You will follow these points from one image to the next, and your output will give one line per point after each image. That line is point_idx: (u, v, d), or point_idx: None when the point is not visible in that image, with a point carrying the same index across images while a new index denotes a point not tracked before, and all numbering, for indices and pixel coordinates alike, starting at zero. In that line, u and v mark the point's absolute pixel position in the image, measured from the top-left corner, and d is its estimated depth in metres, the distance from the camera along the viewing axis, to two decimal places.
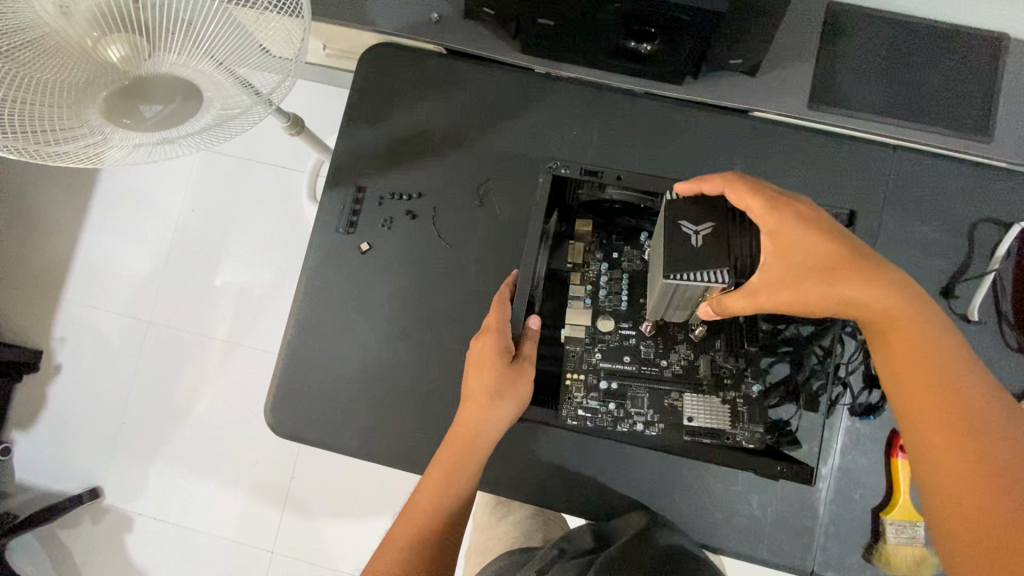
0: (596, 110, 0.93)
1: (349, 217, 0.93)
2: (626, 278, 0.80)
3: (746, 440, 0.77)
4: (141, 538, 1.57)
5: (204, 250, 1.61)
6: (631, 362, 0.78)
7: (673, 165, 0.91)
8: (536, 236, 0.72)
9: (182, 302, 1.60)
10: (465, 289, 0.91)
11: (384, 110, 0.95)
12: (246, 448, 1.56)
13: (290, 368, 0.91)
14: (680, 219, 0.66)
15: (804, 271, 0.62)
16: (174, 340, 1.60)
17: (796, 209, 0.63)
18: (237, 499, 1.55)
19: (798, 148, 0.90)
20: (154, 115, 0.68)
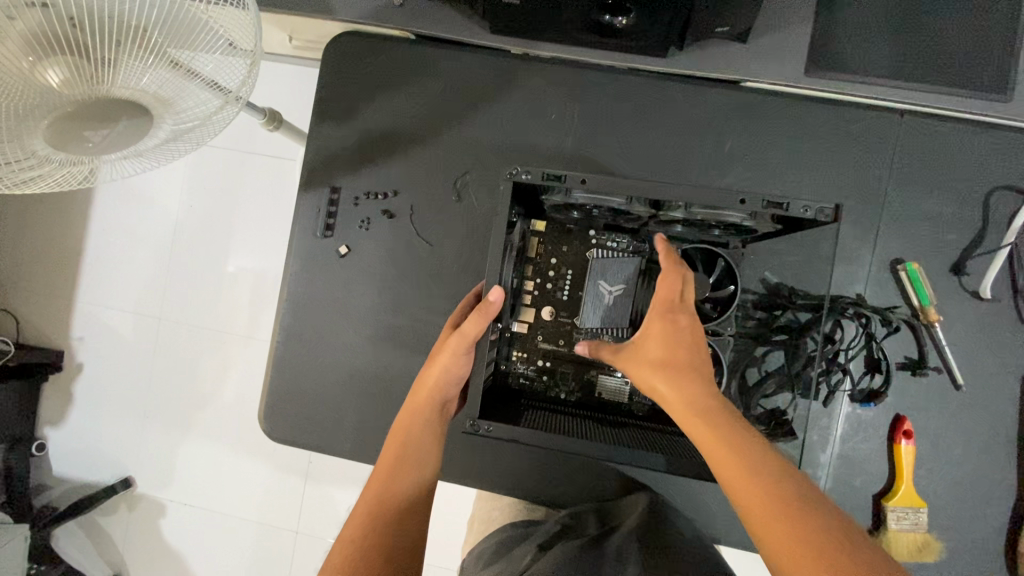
0: (576, 91, 0.88)
1: (325, 219, 0.91)
2: (579, 275, 0.73)
3: (639, 408, 0.76)
4: (174, 523, 1.66)
5: (204, 248, 1.62)
6: (565, 345, 0.74)
7: (661, 146, 0.86)
8: (500, 249, 0.64)
9: (189, 300, 1.63)
10: (446, 288, 0.89)
11: (354, 105, 0.91)
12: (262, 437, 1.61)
13: (280, 374, 0.92)
14: (598, 278, 0.70)
15: (661, 361, 0.62)
16: (184, 337, 1.63)
17: (681, 313, 0.64)
18: (258, 485, 1.61)
19: (795, 120, 0.84)
20: (103, 137, 0.66)
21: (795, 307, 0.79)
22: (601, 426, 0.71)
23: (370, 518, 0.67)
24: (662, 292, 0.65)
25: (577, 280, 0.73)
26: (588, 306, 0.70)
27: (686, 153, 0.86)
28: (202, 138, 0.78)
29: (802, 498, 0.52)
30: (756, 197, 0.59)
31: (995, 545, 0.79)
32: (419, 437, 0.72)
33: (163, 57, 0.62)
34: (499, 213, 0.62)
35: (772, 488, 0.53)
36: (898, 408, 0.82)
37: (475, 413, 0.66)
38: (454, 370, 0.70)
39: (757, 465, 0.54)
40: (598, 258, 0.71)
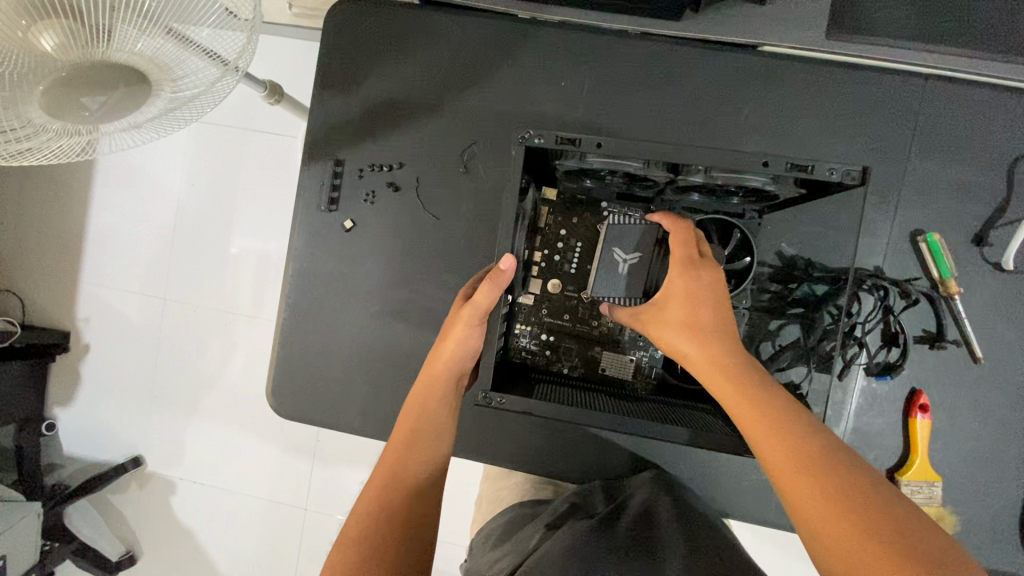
0: (585, 57, 0.85)
1: (329, 193, 0.88)
2: (589, 247, 0.71)
3: (641, 386, 0.75)
4: (185, 501, 1.67)
5: (207, 227, 1.60)
6: (569, 320, 0.73)
7: (674, 115, 0.84)
8: (511, 219, 0.62)
9: (194, 280, 1.62)
10: (454, 263, 0.87)
11: (356, 74, 0.88)
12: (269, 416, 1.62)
13: (288, 351, 0.91)
14: (613, 245, 0.67)
15: (686, 322, 0.60)
16: (189, 318, 1.63)
17: (706, 271, 0.62)
18: (267, 464, 1.62)
19: (814, 86, 0.81)
20: (99, 105, 0.64)
21: (812, 281, 0.78)
22: (607, 400, 0.70)
23: (386, 489, 0.67)
24: (679, 251, 0.63)
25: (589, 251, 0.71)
26: (600, 275, 0.68)
27: (700, 122, 0.83)
28: (200, 108, 0.76)
29: (833, 456, 0.51)
30: (781, 160, 0.57)
31: (1011, 518, 0.79)
32: (433, 410, 0.72)
33: (158, 25, 0.60)
34: (510, 181, 0.60)
35: (800, 443, 0.51)
36: (914, 383, 0.80)
37: (486, 385, 0.65)
38: (468, 344, 0.69)
39: (781, 420, 0.53)
40: (613, 225, 0.68)
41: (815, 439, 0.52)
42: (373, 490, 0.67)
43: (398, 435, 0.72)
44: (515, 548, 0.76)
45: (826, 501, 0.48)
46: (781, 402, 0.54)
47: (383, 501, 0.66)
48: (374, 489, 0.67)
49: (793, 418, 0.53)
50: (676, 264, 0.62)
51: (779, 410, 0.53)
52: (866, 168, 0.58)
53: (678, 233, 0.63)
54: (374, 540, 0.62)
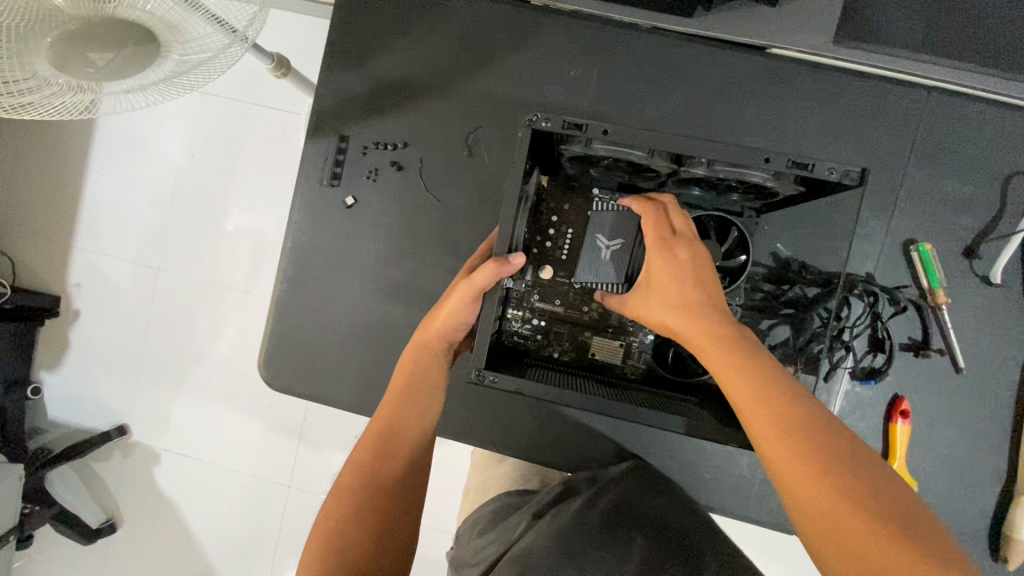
0: (594, 49, 0.85)
1: (333, 167, 0.88)
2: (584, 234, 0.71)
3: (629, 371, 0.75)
4: (169, 474, 1.67)
5: (206, 200, 1.59)
6: (561, 305, 0.73)
7: (680, 112, 0.85)
8: (513, 200, 0.62)
9: (189, 252, 1.61)
10: (453, 245, 0.87)
11: (366, 51, 0.88)
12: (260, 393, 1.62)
13: (284, 325, 0.91)
14: (597, 232, 0.67)
15: (670, 305, 0.59)
16: (183, 290, 1.62)
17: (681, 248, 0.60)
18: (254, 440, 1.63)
19: (819, 92, 0.82)
20: (107, 63, 0.61)
21: (803, 283, 0.79)
22: (598, 386, 0.71)
23: (372, 457, 0.68)
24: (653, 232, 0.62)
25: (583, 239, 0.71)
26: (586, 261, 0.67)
27: (704, 120, 0.84)
28: (205, 74, 0.74)
29: (815, 436, 0.50)
30: (780, 157, 0.58)
31: (984, 526, 0.81)
32: (426, 382, 0.73)
33: None
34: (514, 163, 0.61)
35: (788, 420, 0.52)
36: (896, 389, 0.82)
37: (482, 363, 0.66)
38: (463, 318, 0.70)
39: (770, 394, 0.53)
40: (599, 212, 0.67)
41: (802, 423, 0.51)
42: (360, 455, 0.69)
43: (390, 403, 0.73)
44: (502, 534, 0.78)
45: (809, 487, 0.48)
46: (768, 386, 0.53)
47: (369, 469, 0.68)
48: (361, 457, 0.69)
49: (778, 402, 0.52)
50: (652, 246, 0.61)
51: (761, 394, 0.53)
52: (865, 168, 0.58)
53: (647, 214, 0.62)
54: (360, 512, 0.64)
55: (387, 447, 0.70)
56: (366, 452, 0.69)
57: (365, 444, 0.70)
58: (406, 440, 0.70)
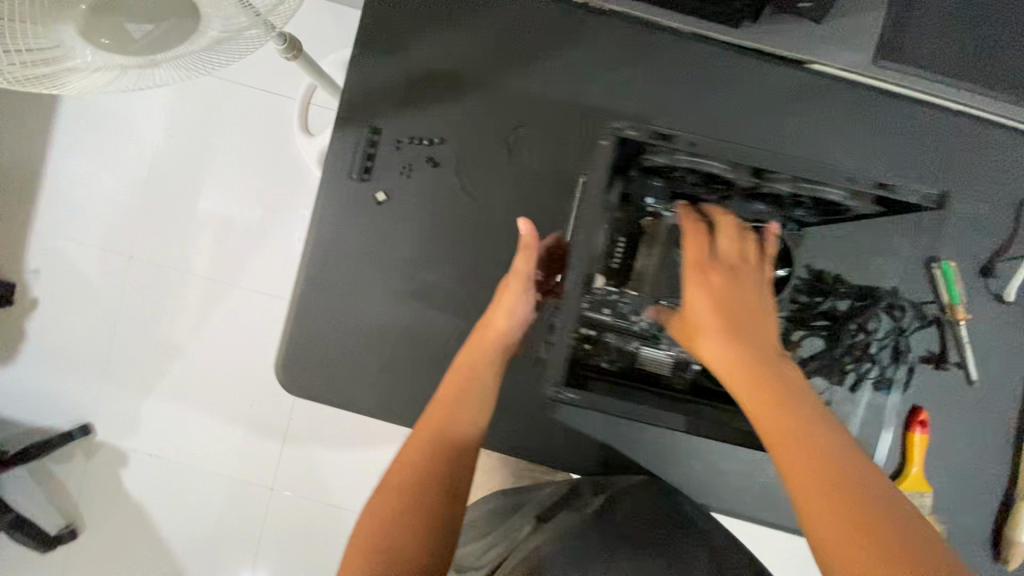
0: (639, 53, 0.84)
1: (364, 161, 0.83)
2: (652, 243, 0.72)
3: (678, 383, 0.73)
4: (134, 485, 1.56)
5: (191, 186, 1.49)
6: (611, 315, 0.70)
7: (720, 121, 0.85)
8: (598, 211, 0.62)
9: (170, 240, 1.51)
10: (488, 246, 0.85)
11: (401, 39, 0.83)
12: (246, 393, 1.54)
13: (303, 326, 0.86)
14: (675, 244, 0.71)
15: (706, 326, 0.62)
16: (161, 281, 1.52)
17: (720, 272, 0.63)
18: (241, 443, 1.54)
19: (853, 109, 0.84)
20: (143, 37, 0.57)
21: (835, 297, 0.82)
22: (655, 398, 0.70)
23: (428, 454, 0.69)
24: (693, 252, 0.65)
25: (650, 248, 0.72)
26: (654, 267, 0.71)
27: (744, 132, 0.85)
28: (213, 64, 0.64)
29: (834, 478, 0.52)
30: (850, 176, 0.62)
31: (992, 532, 0.85)
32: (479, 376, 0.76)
33: None
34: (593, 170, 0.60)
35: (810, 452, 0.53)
36: (916, 400, 0.85)
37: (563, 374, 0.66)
38: (515, 311, 0.77)
39: (791, 426, 0.55)
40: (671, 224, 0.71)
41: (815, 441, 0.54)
42: (415, 451, 0.70)
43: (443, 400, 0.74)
44: (514, 536, 0.77)
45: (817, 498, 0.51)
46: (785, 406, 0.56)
47: (419, 468, 0.68)
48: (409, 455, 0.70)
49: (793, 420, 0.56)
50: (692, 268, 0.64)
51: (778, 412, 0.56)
52: (942, 196, 0.61)
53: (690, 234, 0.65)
54: (417, 510, 0.64)
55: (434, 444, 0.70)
56: (414, 449, 0.70)
57: (420, 438, 0.71)
58: (454, 437, 0.71)
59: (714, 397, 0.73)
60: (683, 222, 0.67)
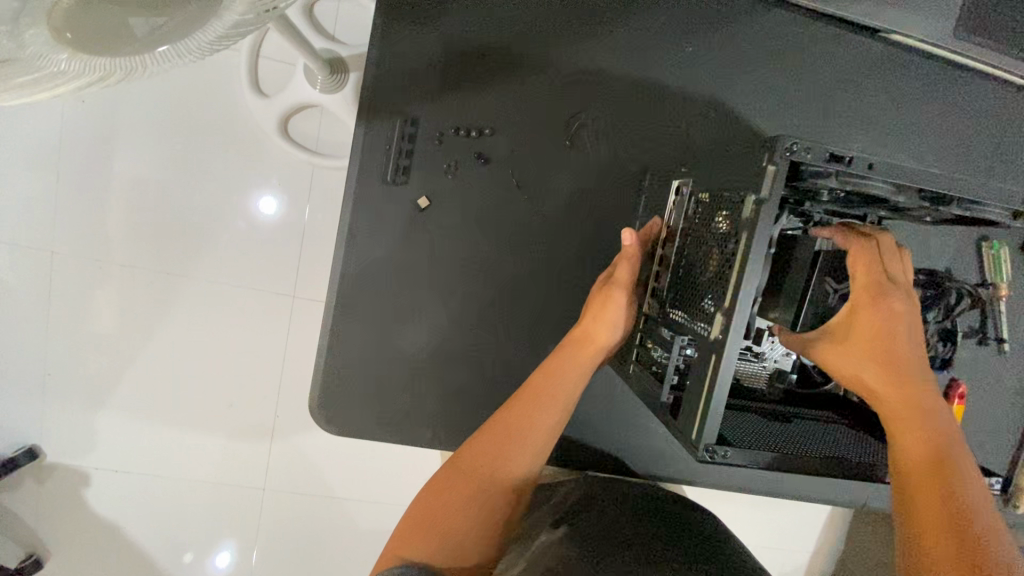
0: (709, 23, 0.73)
1: (399, 159, 0.69)
2: (799, 274, 0.55)
3: (769, 393, 0.68)
4: (42, 534, 1.04)
5: (85, 132, 0.97)
6: None
7: (800, 101, 0.76)
8: (759, 245, 0.46)
9: (47, 210, 0.97)
10: (549, 251, 0.74)
11: (436, 6, 0.68)
12: (191, 422, 1.05)
13: (341, 358, 0.74)
14: (828, 274, 0.54)
15: (870, 353, 0.51)
16: (42, 274, 0.98)
17: (900, 301, 0.51)
18: (197, 496, 1.06)
19: (933, 83, 0.78)
20: (146, 33, 0.39)
21: None
22: (766, 421, 0.63)
23: (471, 492, 0.59)
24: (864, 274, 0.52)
25: (796, 283, 0.55)
26: (790, 303, 0.55)
27: (820, 112, 0.76)
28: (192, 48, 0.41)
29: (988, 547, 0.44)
30: (1018, 198, 0.53)
31: None
32: (563, 397, 0.63)
33: None
34: (765, 192, 0.45)
35: (964, 510, 0.46)
36: (974, 381, 0.86)
37: (712, 438, 0.49)
38: (614, 326, 0.64)
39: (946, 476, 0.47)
40: (823, 249, 0.54)
41: (968, 490, 0.47)
42: (451, 480, 0.60)
43: (499, 426, 0.62)
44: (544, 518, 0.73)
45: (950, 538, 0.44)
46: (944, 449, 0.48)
47: (461, 506, 0.58)
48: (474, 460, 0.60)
49: (947, 465, 0.48)
50: (861, 292, 0.51)
51: (928, 448, 0.49)
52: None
53: (858, 252, 0.52)
54: (446, 541, 0.57)
55: (504, 454, 0.60)
56: (475, 449, 0.61)
57: (459, 472, 0.60)
58: (526, 454, 0.61)
59: (806, 402, 0.69)
60: (842, 241, 0.53)
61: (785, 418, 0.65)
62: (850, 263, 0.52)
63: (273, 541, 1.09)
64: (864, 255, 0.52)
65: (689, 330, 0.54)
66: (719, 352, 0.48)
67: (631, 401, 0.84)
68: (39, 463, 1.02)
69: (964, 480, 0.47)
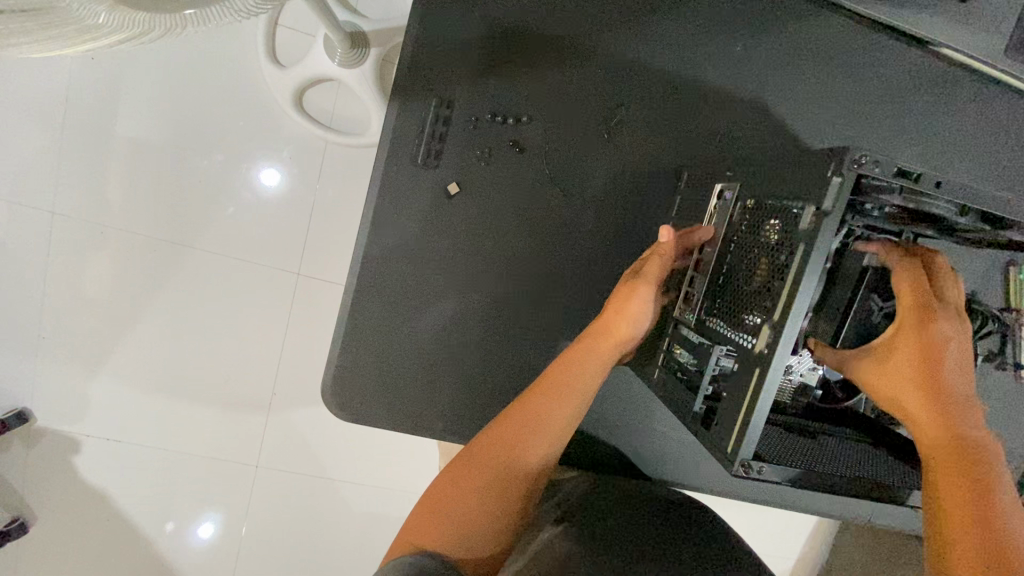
0: (757, 21, 0.70)
1: (431, 142, 0.67)
2: (845, 289, 0.54)
3: (793, 406, 0.67)
4: (29, 500, 1.02)
5: (92, 89, 0.93)
6: None
7: (846, 108, 0.73)
8: (816, 260, 0.44)
9: (49, 168, 0.94)
10: (577, 246, 0.72)
11: None
12: (190, 395, 1.02)
13: (356, 341, 0.72)
14: (873, 291, 0.53)
15: (911, 375, 0.50)
16: (43, 233, 0.95)
17: (949, 324, 0.49)
18: (192, 470, 1.04)
19: (981, 102, 0.75)
20: None
21: None
22: (790, 435, 0.62)
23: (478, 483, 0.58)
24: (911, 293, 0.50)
25: (839, 299, 0.54)
26: (832, 319, 0.54)
27: (866, 122, 0.74)
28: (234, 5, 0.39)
29: None
30: None
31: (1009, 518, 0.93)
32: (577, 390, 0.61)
33: None
34: (828, 204, 0.44)
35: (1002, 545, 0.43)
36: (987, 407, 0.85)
37: (749, 453, 0.48)
38: (637, 322, 0.62)
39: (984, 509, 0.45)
40: (871, 266, 0.53)
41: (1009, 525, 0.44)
42: (460, 470, 0.59)
43: (513, 418, 0.60)
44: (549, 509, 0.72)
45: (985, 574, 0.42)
46: (983, 479, 0.47)
47: (467, 493, 0.57)
48: (491, 450, 0.59)
49: (987, 495, 0.46)
50: (908, 312, 0.50)
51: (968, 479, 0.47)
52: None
53: (905, 271, 0.50)
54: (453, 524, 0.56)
55: (520, 443, 0.59)
56: (492, 441, 0.59)
57: (467, 465, 0.59)
58: (543, 444, 0.60)
59: (828, 418, 0.68)
60: (890, 258, 0.51)
61: (808, 432, 0.64)
62: (894, 279, 0.50)
63: (266, 520, 1.07)
64: (913, 275, 0.50)
65: (727, 340, 0.52)
66: (763, 367, 0.46)
67: (646, 402, 0.83)
68: (29, 427, 0.99)
69: (1005, 513, 0.45)
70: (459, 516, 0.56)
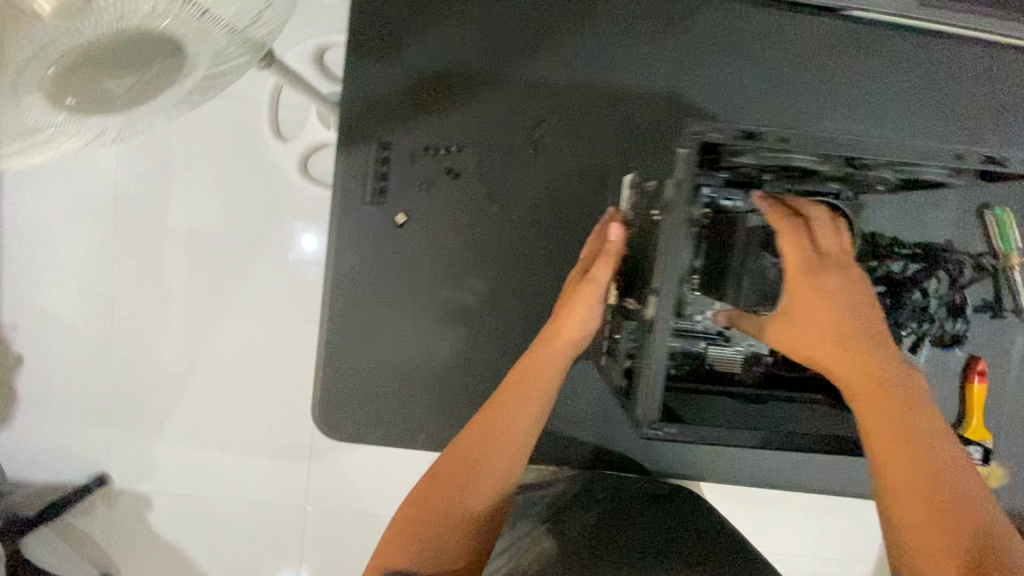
0: (656, 22, 0.75)
1: (376, 182, 0.75)
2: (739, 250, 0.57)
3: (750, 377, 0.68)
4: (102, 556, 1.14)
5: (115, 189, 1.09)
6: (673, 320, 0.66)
7: (761, 86, 0.76)
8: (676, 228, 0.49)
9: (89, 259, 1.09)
10: (522, 254, 0.78)
11: (398, 38, 0.74)
12: (223, 442, 1.13)
13: (336, 369, 0.79)
14: (765, 248, 0.56)
15: (817, 329, 0.53)
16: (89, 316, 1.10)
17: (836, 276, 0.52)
18: (233, 512, 1.15)
19: (899, 54, 0.77)
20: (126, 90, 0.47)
21: (893, 259, 0.77)
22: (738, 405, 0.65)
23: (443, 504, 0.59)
24: (796, 255, 0.52)
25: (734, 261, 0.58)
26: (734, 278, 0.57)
27: (782, 93, 0.77)
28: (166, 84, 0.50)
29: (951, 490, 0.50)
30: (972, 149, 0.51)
31: None
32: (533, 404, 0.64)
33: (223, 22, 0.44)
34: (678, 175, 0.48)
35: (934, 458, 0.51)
36: (968, 351, 0.84)
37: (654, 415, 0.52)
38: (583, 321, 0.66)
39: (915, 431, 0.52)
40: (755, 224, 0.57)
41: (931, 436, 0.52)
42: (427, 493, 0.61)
43: (475, 439, 0.62)
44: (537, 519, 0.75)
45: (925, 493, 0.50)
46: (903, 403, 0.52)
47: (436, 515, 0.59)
48: (459, 473, 0.61)
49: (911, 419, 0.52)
50: (797, 274, 0.52)
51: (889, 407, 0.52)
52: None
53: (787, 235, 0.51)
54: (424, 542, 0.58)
55: (479, 459, 0.61)
56: (457, 459, 0.61)
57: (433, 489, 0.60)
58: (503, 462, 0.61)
59: (789, 385, 0.68)
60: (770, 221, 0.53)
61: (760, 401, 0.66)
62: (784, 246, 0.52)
63: (307, 552, 1.15)
64: (794, 238, 0.51)
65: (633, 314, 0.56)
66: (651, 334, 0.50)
67: None
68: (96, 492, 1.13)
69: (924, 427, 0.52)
70: (433, 542, 0.58)
